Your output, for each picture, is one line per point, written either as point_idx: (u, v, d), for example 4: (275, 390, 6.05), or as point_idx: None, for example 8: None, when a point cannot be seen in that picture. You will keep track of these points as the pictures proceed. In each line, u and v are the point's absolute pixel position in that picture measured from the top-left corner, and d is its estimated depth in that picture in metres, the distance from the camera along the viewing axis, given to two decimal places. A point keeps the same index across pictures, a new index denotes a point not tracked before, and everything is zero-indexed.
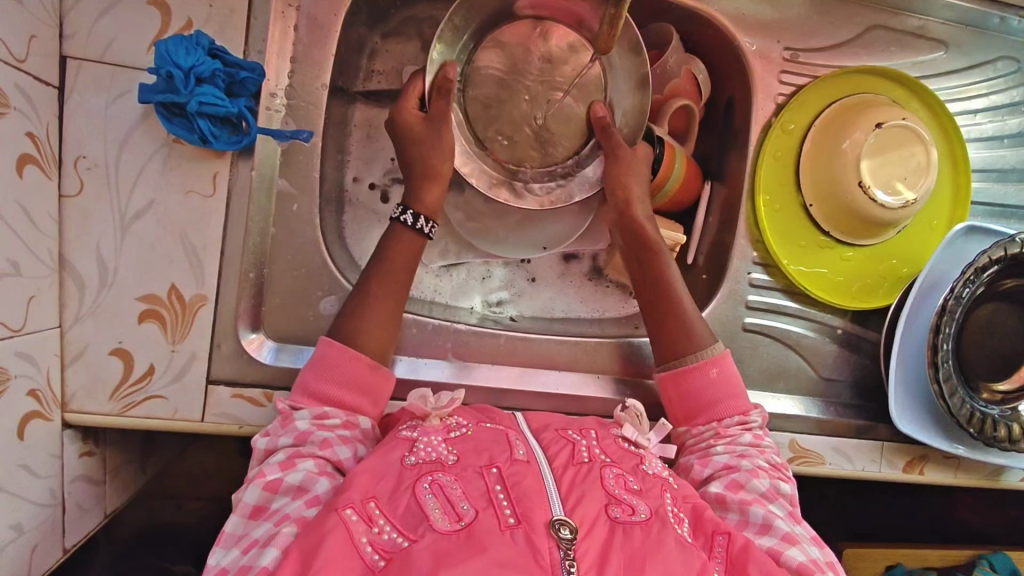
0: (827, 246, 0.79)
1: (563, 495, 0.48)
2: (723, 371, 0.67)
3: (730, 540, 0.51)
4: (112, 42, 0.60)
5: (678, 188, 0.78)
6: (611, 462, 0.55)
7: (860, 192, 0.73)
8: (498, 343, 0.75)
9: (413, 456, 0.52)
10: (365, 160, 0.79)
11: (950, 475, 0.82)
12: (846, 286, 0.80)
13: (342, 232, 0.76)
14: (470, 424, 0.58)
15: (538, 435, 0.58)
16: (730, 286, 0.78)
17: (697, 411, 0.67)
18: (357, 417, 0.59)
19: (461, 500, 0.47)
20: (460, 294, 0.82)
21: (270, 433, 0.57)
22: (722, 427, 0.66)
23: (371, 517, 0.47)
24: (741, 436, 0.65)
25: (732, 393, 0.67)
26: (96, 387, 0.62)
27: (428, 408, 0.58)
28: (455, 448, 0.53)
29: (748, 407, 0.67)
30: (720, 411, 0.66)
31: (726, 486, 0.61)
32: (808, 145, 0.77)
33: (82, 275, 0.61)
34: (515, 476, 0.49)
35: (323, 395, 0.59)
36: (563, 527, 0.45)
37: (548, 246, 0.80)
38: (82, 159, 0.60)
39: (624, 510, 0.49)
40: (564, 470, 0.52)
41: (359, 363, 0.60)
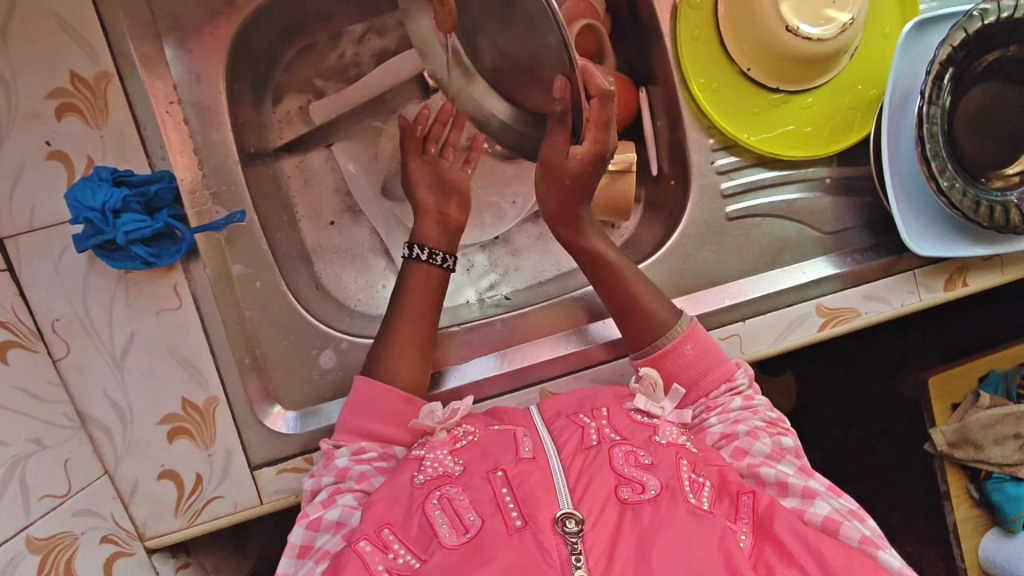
0: (783, 102, 0.74)
1: (571, 485, 0.51)
2: (698, 344, 0.67)
3: (755, 498, 0.53)
4: (35, 207, 0.62)
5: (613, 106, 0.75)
6: (621, 440, 0.57)
7: (790, 36, 0.68)
8: (496, 329, 0.76)
9: (421, 475, 0.56)
10: (311, 205, 0.81)
11: (998, 275, 0.78)
12: (819, 133, 0.75)
13: (318, 281, 0.79)
14: (479, 431, 0.61)
15: (550, 426, 0.60)
16: (699, 182, 0.74)
17: (685, 391, 0.67)
18: (393, 449, 0.63)
19: (468, 511, 0.51)
20: (453, 293, 0.83)
21: (315, 473, 0.62)
22: (712, 399, 0.66)
23: (386, 544, 0.51)
24: (731, 403, 0.65)
25: (714, 363, 0.67)
26: (160, 511, 0.66)
27: (432, 424, 0.61)
28: (460, 458, 0.57)
29: (731, 370, 0.67)
30: (705, 384, 0.66)
31: (732, 453, 0.61)
32: (722, 10, 0.72)
33: (105, 421, 0.65)
34: (520, 476, 0.52)
35: (361, 429, 0.63)
36: (568, 520, 0.48)
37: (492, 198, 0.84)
38: (58, 321, 0.63)
39: (634, 488, 0.51)
40: (573, 457, 0.54)
41: (391, 396, 0.64)
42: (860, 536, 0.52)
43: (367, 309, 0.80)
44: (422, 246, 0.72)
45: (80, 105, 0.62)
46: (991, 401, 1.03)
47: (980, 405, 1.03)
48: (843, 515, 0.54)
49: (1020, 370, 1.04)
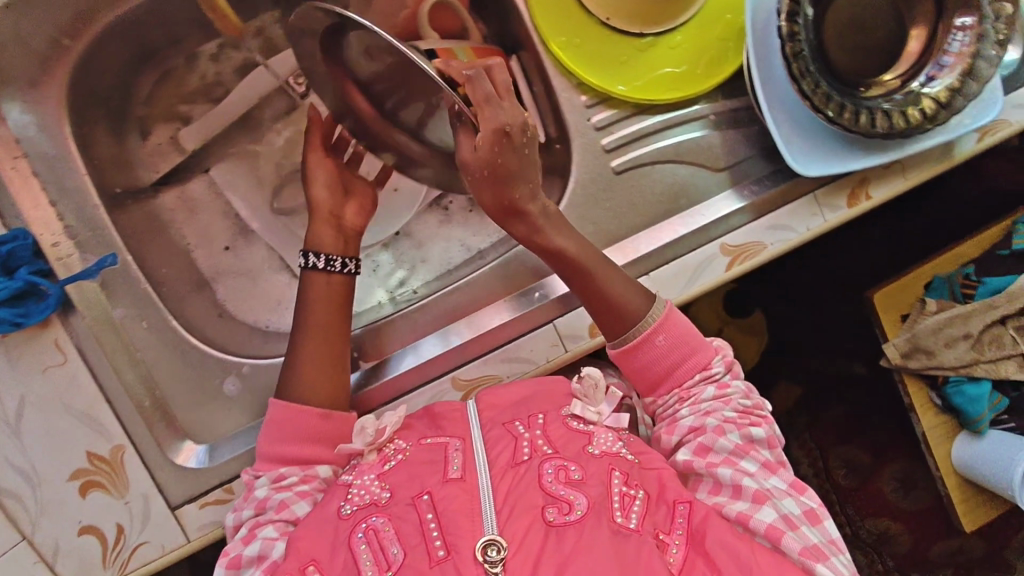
0: (652, 46, 0.73)
1: (497, 506, 0.52)
2: (671, 334, 0.64)
3: (691, 509, 0.54)
4: None
5: None
6: (553, 453, 0.57)
7: None
8: (398, 329, 0.75)
9: (348, 506, 0.55)
10: (202, 233, 0.79)
11: (902, 181, 0.75)
12: (695, 69, 0.73)
13: (220, 308, 0.77)
14: (409, 447, 0.60)
15: (483, 434, 0.60)
16: (580, 143, 0.73)
17: (659, 381, 0.64)
18: (316, 469, 0.62)
19: (391, 543, 0.51)
20: (364, 296, 0.82)
21: (237, 508, 0.61)
22: (686, 388, 0.63)
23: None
24: (704, 393, 0.63)
25: (688, 351, 0.64)
26: (88, 566, 0.64)
27: (362, 445, 0.61)
28: (387, 483, 0.57)
29: (707, 359, 0.64)
30: (686, 369, 0.64)
31: (694, 451, 0.60)
32: None
33: (12, 489, 0.63)
34: (445, 500, 0.52)
35: (279, 454, 0.62)
36: (490, 549, 0.48)
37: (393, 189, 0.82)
38: None
39: (560, 509, 0.52)
40: (501, 475, 0.55)
41: (307, 415, 0.62)
42: (802, 545, 0.53)
43: (277, 327, 0.79)
44: (319, 253, 0.68)
45: None
46: (938, 306, 1.03)
47: (926, 312, 1.03)
48: (790, 523, 0.54)
49: (962, 270, 1.04)
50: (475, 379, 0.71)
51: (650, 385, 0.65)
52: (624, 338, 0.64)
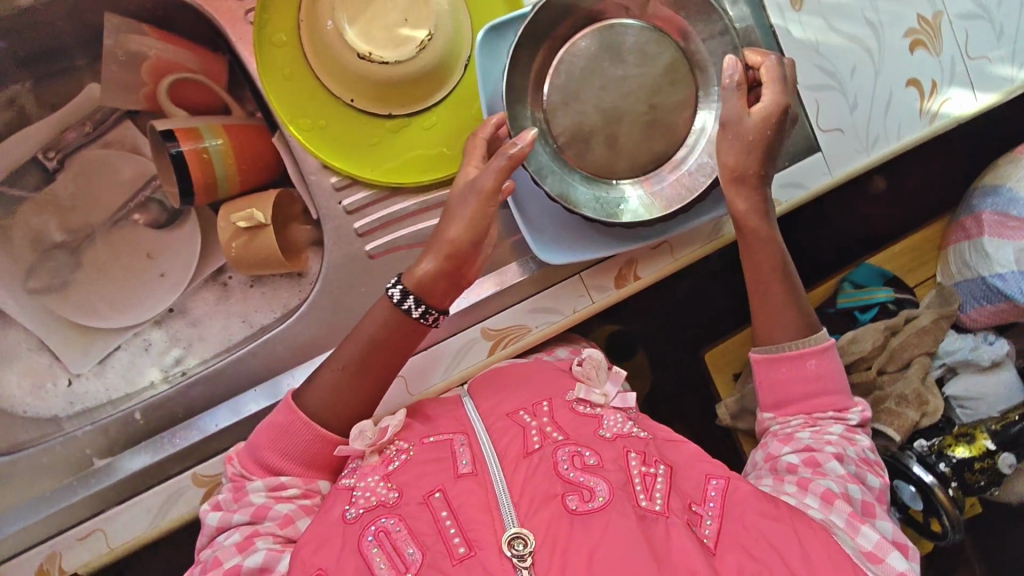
0: (400, 127, 0.70)
1: (515, 494, 0.53)
2: (822, 363, 0.66)
3: (726, 486, 0.56)
4: None
5: (235, 157, 0.71)
6: (565, 440, 0.58)
7: (365, 60, 0.66)
8: (136, 424, 0.71)
9: (352, 509, 0.55)
10: None
11: (669, 261, 0.75)
12: (447, 150, 0.70)
13: None
14: (412, 446, 0.60)
15: (488, 427, 0.61)
16: (331, 226, 0.70)
17: (787, 401, 0.66)
18: (316, 485, 0.61)
19: (406, 543, 0.51)
20: (134, 377, 0.78)
21: (222, 508, 0.58)
22: (812, 416, 0.65)
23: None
24: (832, 428, 0.64)
25: (826, 390, 0.66)
26: None
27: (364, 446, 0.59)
28: (393, 483, 0.56)
29: (843, 403, 0.66)
30: (817, 403, 0.65)
31: (801, 458, 0.61)
32: (307, 47, 0.67)
33: None
34: (461, 495, 0.53)
35: (268, 463, 0.59)
36: (517, 542, 0.49)
37: (162, 269, 0.79)
38: None
39: (580, 495, 0.52)
40: (515, 463, 0.56)
41: (328, 442, 0.60)
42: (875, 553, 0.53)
43: (33, 413, 0.74)
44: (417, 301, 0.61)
45: None
46: None
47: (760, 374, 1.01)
48: (856, 527, 0.54)
49: None
50: (217, 474, 0.67)
51: (777, 393, 0.67)
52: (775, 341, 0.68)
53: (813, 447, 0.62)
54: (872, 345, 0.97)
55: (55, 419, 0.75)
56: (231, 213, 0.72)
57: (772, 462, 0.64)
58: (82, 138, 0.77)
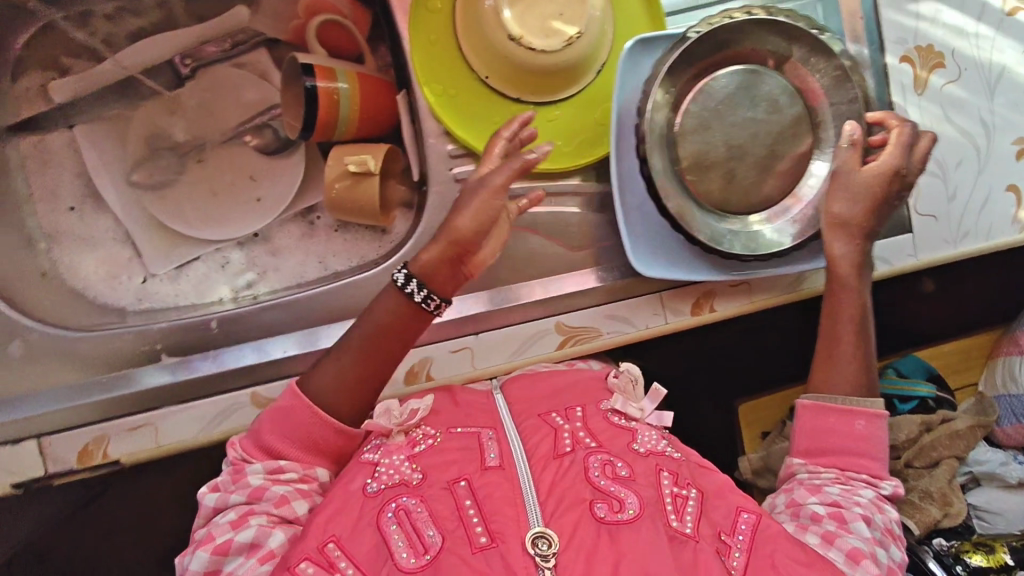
0: (526, 113, 0.72)
1: (543, 496, 0.52)
2: (870, 427, 0.64)
3: (755, 519, 0.55)
4: None
5: (359, 106, 0.74)
6: (597, 448, 0.58)
7: (514, 45, 0.66)
8: (207, 331, 0.70)
9: (374, 484, 0.56)
10: (49, 188, 0.77)
11: (746, 301, 0.76)
12: (563, 146, 0.73)
13: (46, 268, 0.75)
14: (439, 433, 0.60)
15: (517, 424, 0.61)
16: (436, 187, 0.72)
17: (824, 451, 0.64)
18: (314, 471, 0.59)
19: (426, 526, 0.51)
20: (204, 290, 0.79)
21: (219, 489, 0.57)
22: (846, 474, 0.63)
23: (333, 563, 0.51)
24: (863, 490, 0.61)
25: (866, 454, 0.63)
26: None
27: (390, 425, 0.61)
28: (419, 465, 0.57)
29: (880, 471, 0.63)
30: (853, 462, 0.63)
31: (828, 506, 0.59)
32: (458, 19, 0.69)
33: None
34: (485, 488, 0.53)
35: (269, 447, 0.58)
36: (540, 541, 0.48)
37: (260, 195, 0.81)
38: None
39: (610, 505, 0.52)
40: (545, 464, 0.55)
41: (328, 426, 0.58)
42: None
43: (102, 300, 0.76)
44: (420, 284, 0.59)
45: None
46: None
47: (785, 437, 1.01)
48: None
49: None
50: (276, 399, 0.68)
51: (811, 446, 0.65)
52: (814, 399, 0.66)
53: (845, 499, 0.60)
54: (904, 435, 0.97)
55: (121, 310, 0.76)
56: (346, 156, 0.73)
57: (795, 505, 0.61)
58: (220, 53, 0.79)
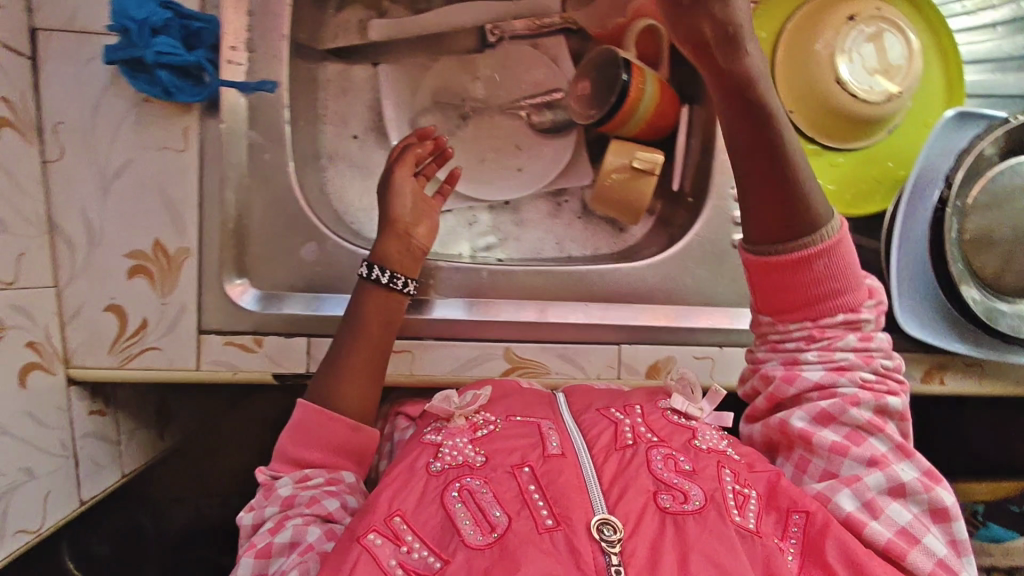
0: (815, 153, 0.76)
1: (603, 489, 0.52)
2: (834, 262, 0.58)
3: (807, 519, 0.53)
4: (76, 12, 0.61)
5: (653, 113, 0.77)
6: (659, 443, 0.58)
7: (837, 89, 0.70)
8: (480, 277, 0.73)
9: (439, 463, 0.56)
10: (342, 111, 0.81)
11: (974, 383, 0.77)
12: (840, 193, 0.76)
13: (323, 185, 0.79)
14: (497, 421, 0.61)
15: (578, 418, 0.62)
16: (714, 203, 0.75)
17: (796, 305, 0.59)
18: (340, 474, 0.61)
19: (492, 507, 0.51)
20: (450, 241, 0.82)
21: (253, 507, 0.57)
22: (821, 328, 0.59)
23: (399, 535, 0.50)
24: (847, 339, 0.59)
25: (838, 287, 0.58)
26: (96, 343, 0.65)
27: (451, 409, 0.61)
28: (482, 449, 0.57)
29: (857, 301, 0.59)
30: (828, 308, 0.59)
31: (812, 419, 0.59)
32: (779, 54, 0.73)
33: (72, 236, 0.63)
34: (549, 474, 0.53)
35: (298, 458, 0.61)
36: (605, 528, 0.48)
37: (522, 166, 0.83)
38: (60, 124, 0.62)
39: (674, 497, 0.52)
40: (606, 457, 0.55)
41: (340, 426, 0.62)
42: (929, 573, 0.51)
43: (360, 228, 0.79)
44: (383, 268, 0.67)
45: None
46: None
47: None
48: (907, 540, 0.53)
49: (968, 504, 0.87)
50: (525, 359, 0.72)
51: (773, 303, 0.60)
52: (762, 244, 0.59)
53: (815, 402, 0.59)
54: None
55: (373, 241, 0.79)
56: (632, 153, 0.77)
57: (775, 439, 0.62)
58: (528, 28, 0.82)
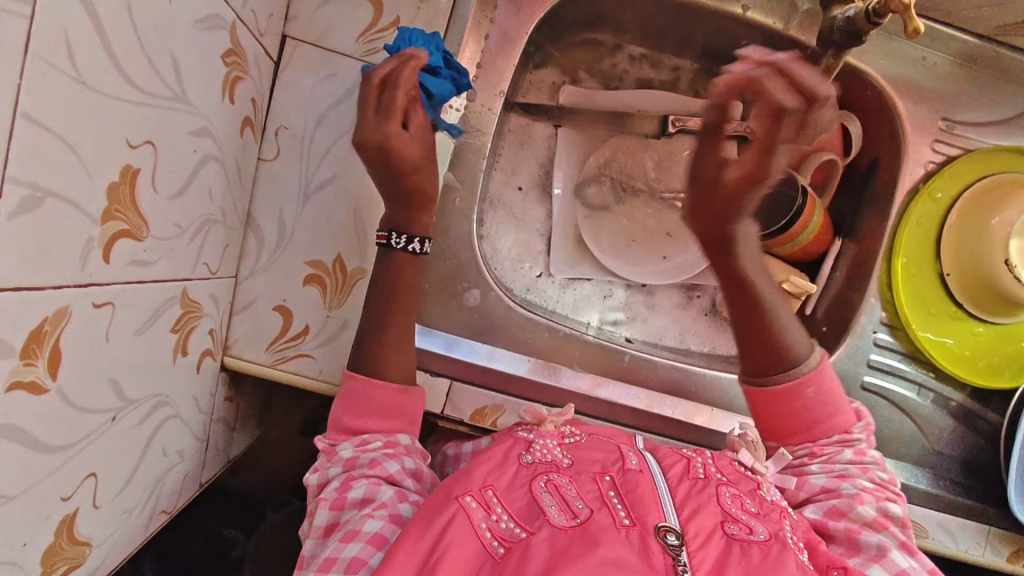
0: (958, 317, 0.78)
1: (677, 506, 0.51)
2: (821, 390, 0.62)
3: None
4: (328, 30, 0.65)
5: (810, 241, 0.78)
6: (727, 483, 0.57)
7: (1004, 268, 0.71)
8: (620, 361, 0.76)
9: (530, 455, 0.56)
10: (513, 162, 0.84)
11: None
12: (972, 360, 0.78)
13: (482, 228, 0.81)
14: (584, 434, 0.61)
15: (654, 452, 0.61)
16: (853, 342, 0.78)
17: (796, 431, 0.62)
18: (396, 437, 0.59)
19: (575, 499, 0.51)
20: (580, 308, 0.84)
21: (320, 469, 0.58)
22: (818, 445, 0.62)
23: (490, 505, 0.50)
24: (841, 453, 0.61)
25: (833, 411, 0.62)
26: (256, 337, 0.66)
27: (545, 413, 0.62)
28: (570, 454, 0.57)
29: (850, 423, 0.63)
30: (824, 428, 0.62)
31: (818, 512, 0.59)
32: (953, 217, 0.77)
33: (264, 234, 0.66)
34: (628, 484, 0.53)
35: (356, 426, 0.59)
36: (669, 534, 0.47)
37: (668, 255, 0.84)
38: (284, 129, 0.65)
39: (741, 527, 0.50)
40: (679, 482, 0.55)
41: (388, 390, 0.60)
42: None
43: (504, 278, 0.81)
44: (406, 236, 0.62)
45: None
46: None
47: None
48: None
49: None
50: None
51: (770, 427, 0.63)
52: (761, 379, 0.63)
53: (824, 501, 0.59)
54: None
55: (510, 290, 0.81)
56: (785, 275, 0.77)
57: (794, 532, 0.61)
58: None
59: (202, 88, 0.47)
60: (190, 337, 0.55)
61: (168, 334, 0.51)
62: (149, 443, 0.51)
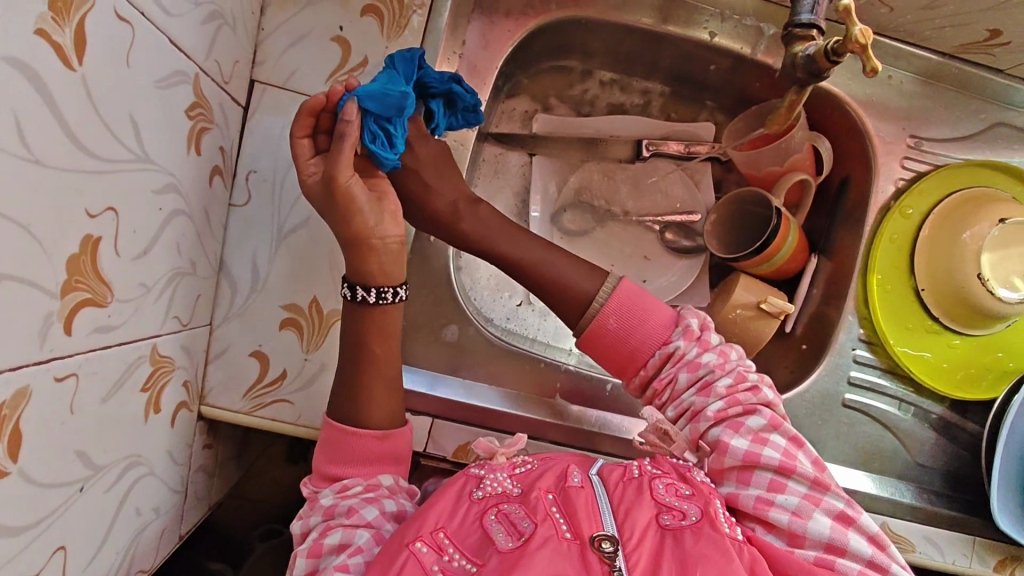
0: (935, 330, 0.79)
1: (613, 510, 0.50)
2: (621, 317, 0.60)
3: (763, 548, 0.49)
4: (295, 71, 0.64)
5: (788, 259, 0.78)
6: (661, 474, 0.54)
7: (977, 281, 0.73)
8: (603, 391, 0.76)
9: (480, 491, 0.53)
10: (490, 191, 0.83)
11: None
12: (951, 372, 0.79)
13: (459, 260, 0.81)
14: (536, 460, 0.57)
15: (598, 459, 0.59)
16: (832, 359, 0.79)
17: (629, 358, 0.60)
18: (378, 478, 0.58)
19: (523, 519, 0.49)
20: (561, 335, 0.83)
21: (302, 516, 0.57)
22: (659, 377, 0.60)
23: (441, 547, 0.48)
24: (700, 396, 0.57)
25: (642, 321, 0.60)
26: (233, 384, 0.65)
27: (495, 446, 0.58)
28: (520, 483, 0.54)
29: (660, 325, 0.61)
30: (642, 356, 0.60)
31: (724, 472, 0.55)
32: (925, 232, 0.78)
33: (237, 279, 0.65)
34: (567, 496, 0.51)
35: (335, 472, 0.58)
36: (605, 542, 0.47)
37: (647, 278, 0.85)
38: (253, 173, 0.64)
39: (675, 516, 0.50)
40: (617, 485, 0.53)
41: (366, 436, 0.58)
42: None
43: (483, 309, 0.81)
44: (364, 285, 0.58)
45: (383, 12, 0.66)
46: None
47: None
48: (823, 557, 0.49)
49: None
50: None
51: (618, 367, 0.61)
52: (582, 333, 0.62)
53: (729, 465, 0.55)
54: None
55: (490, 321, 0.81)
56: (762, 296, 0.77)
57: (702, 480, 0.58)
58: (678, 152, 0.85)
59: (166, 146, 0.47)
60: (162, 393, 0.54)
61: (139, 394, 0.50)
62: (122, 505, 0.50)
